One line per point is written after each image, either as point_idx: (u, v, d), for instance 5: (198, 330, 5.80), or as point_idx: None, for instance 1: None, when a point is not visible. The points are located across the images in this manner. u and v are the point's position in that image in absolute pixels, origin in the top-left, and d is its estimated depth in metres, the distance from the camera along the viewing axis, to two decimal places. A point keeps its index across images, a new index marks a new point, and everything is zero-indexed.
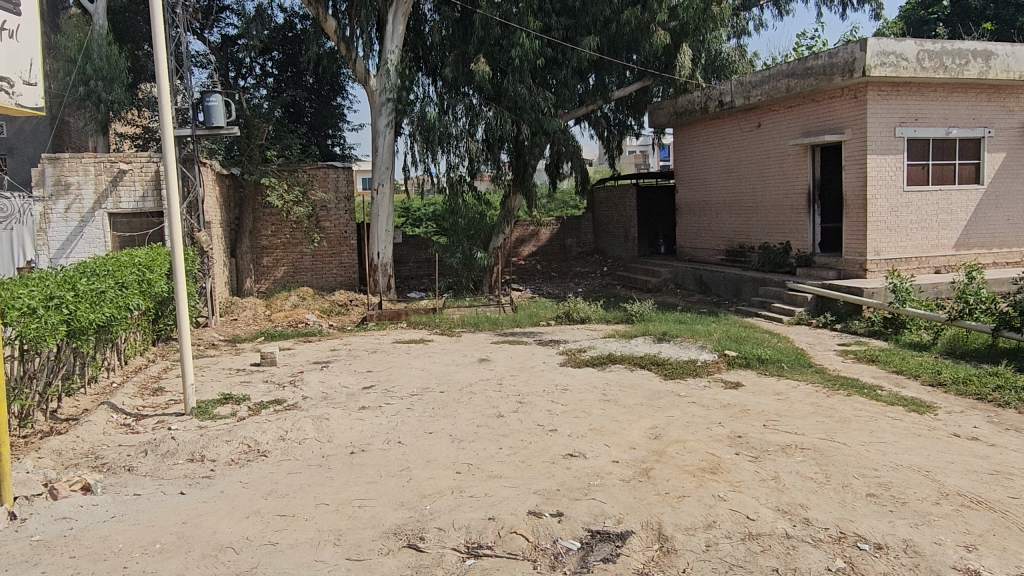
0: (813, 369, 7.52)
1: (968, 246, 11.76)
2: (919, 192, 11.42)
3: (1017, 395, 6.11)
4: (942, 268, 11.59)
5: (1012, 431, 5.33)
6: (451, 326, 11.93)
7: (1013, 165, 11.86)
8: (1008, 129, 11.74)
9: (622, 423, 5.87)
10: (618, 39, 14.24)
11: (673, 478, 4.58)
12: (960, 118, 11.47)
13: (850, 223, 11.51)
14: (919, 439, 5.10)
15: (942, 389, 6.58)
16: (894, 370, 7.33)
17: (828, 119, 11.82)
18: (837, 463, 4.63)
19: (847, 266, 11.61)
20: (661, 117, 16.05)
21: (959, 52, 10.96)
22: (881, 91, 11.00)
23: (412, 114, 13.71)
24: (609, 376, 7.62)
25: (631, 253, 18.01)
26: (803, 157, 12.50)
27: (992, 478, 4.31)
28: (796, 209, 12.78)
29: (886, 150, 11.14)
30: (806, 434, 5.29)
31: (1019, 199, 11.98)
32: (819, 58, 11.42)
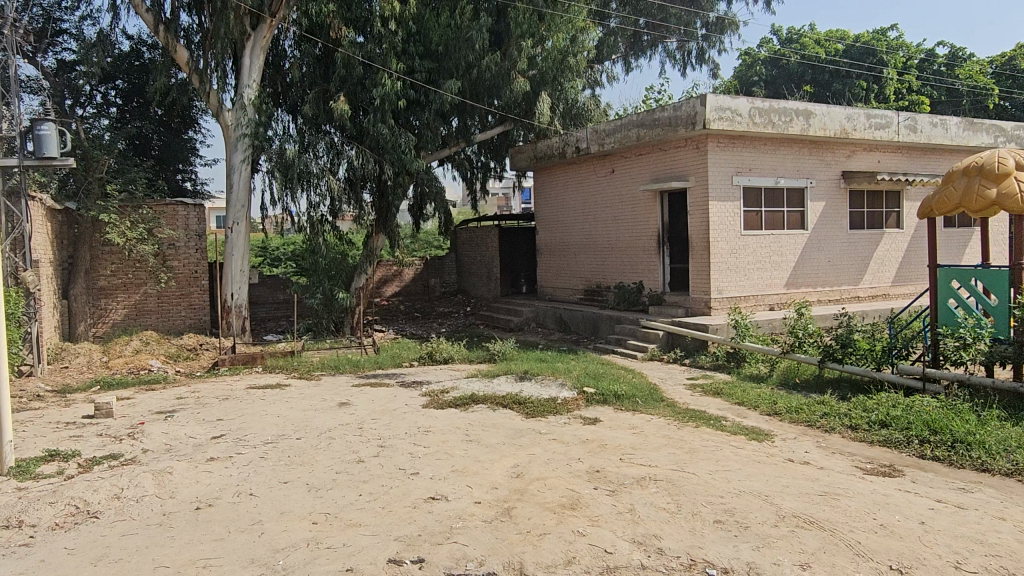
0: (664, 403, 7.86)
1: (797, 286, 12.88)
2: (754, 236, 12.41)
3: (841, 421, 6.69)
4: (775, 305, 12.60)
5: (837, 454, 5.82)
6: (309, 369, 11.49)
7: (831, 212, 13.18)
8: (826, 180, 13.08)
9: (484, 463, 5.85)
10: (480, 84, 14.55)
11: (534, 516, 4.60)
12: (786, 170, 12.65)
13: (695, 264, 12.29)
14: (759, 466, 5.45)
15: (778, 418, 7.09)
16: (737, 402, 7.82)
17: (673, 167, 12.67)
18: (687, 493, 4.83)
19: (694, 304, 12.34)
20: (522, 161, 16.59)
21: (785, 111, 12.14)
22: (719, 143, 11.95)
23: (270, 150, 13.25)
24: (472, 417, 7.59)
25: (494, 293, 18.24)
26: (652, 203, 13.29)
27: (822, 499, 4.66)
28: (647, 250, 13.50)
29: (725, 197, 12.05)
30: (658, 466, 5.51)
31: (838, 243, 13.29)
32: (665, 110, 12.23)
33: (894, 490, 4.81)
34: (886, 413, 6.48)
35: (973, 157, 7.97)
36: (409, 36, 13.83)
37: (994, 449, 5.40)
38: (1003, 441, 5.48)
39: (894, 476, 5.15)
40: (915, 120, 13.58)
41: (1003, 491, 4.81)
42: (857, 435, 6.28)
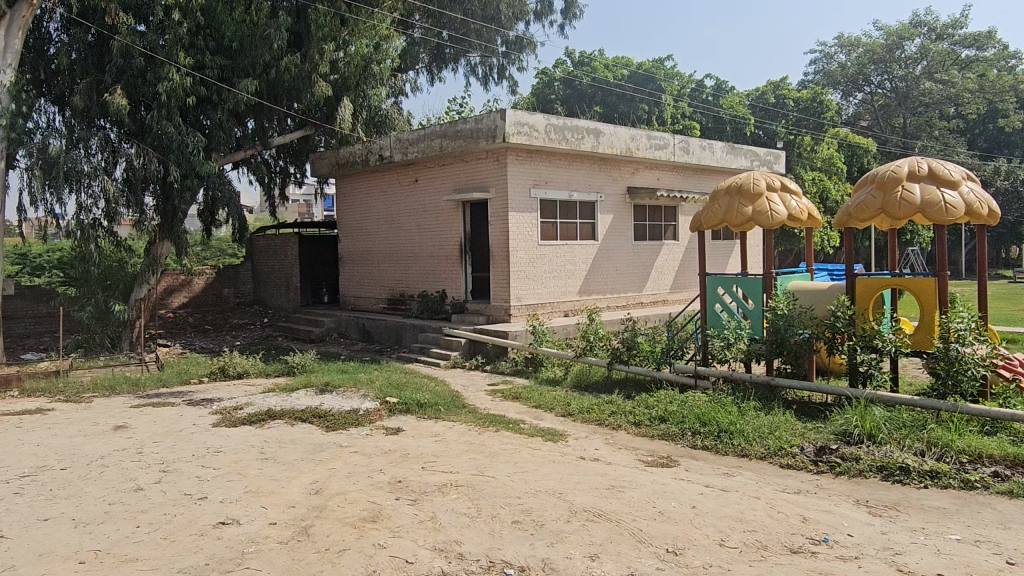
0: (466, 410, 8.00)
1: (589, 293, 13.72)
2: (550, 246, 13.03)
3: (627, 417, 7.22)
4: (569, 312, 13.32)
5: (623, 450, 6.26)
6: (79, 391, 10.24)
7: (618, 225, 14.21)
8: (613, 195, 14.08)
9: (281, 482, 5.58)
10: (278, 85, 13.92)
11: (333, 533, 4.46)
12: (579, 184, 13.44)
13: (495, 273, 12.64)
14: (554, 466, 5.71)
15: (572, 419, 7.49)
16: (534, 405, 8.15)
17: (475, 178, 12.96)
18: (487, 497, 4.94)
19: (494, 311, 12.70)
20: (323, 167, 16.06)
21: (576, 129, 12.90)
22: (517, 156, 12.42)
23: (30, 145, 11.68)
24: (267, 433, 7.20)
25: (294, 303, 17.49)
26: (455, 213, 13.50)
27: (609, 492, 4.98)
28: (451, 259, 13.68)
29: (523, 209, 12.54)
30: (459, 472, 5.59)
31: (624, 253, 14.35)
32: (467, 123, 12.49)
33: (670, 479, 5.27)
34: (664, 408, 7.08)
35: (732, 179, 8.98)
36: (198, 29, 12.87)
37: (751, 436, 6.09)
38: (759, 428, 6.21)
39: (670, 467, 5.65)
40: (688, 143, 15.04)
41: (757, 472, 5.44)
42: (640, 431, 6.81)
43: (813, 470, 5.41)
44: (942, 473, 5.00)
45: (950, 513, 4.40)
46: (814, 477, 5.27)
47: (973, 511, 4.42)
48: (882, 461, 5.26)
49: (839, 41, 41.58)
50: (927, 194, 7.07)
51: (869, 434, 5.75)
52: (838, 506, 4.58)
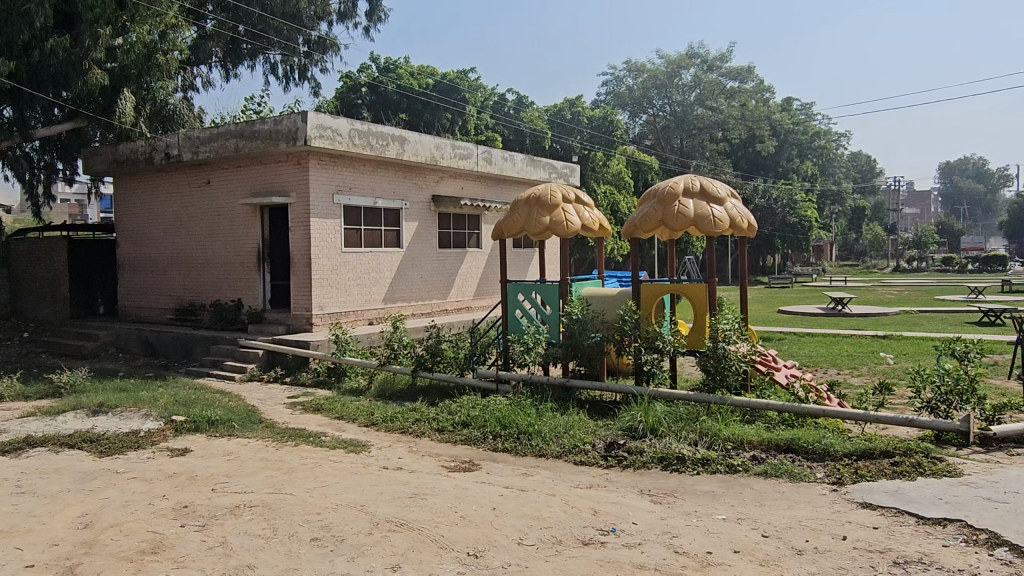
0: (263, 425, 7.58)
1: (393, 301, 13.61)
2: (354, 253, 12.76)
3: (431, 424, 7.23)
4: (374, 320, 13.12)
5: (427, 457, 6.27)
6: None
7: (423, 232, 14.25)
8: (418, 203, 14.10)
9: (41, 518, 4.92)
10: (42, 73, 12.48)
11: (105, 570, 4.01)
12: (383, 191, 13.31)
13: (296, 281, 12.13)
14: (355, 478, 5.58)
15: (375, 429, 7.37)
16: (336, 416, 7.92)
17: (274, 181, 12.36)
18: (283, 515, 4.71)
19: (294, 321, 12.18)
20: (98, 165, 14.42)
21: (381, 135, 12.80)
22: (319, 161, 12.03)
23: None
24: (24, 464, 6.32)
25: (61, 316, 15.58)
26: (251, 218, 12.77)
27: (411, 500, 4.96)
28: (247, 266, 12.92)
29: (325, 215, 12.17)
30: (253, 491, 5.27)
31: (428, 261, 14.41)
32: (265, 123, 11.90)
33: (472, 482, 5.35)
34: (466, 413, 7.19)
35: (530, 190, 9.36)
36: None
37: (548, 436, 6.37)
38: (555, 428, 6.51)
39: (472, 470, 5.74)
40: (491, 154, 15.48)
41: (553, 471, 5.70)
42: (443, 437, 6.86)
43: (603, 465, 5.76)
44: (711, 459, 5.54)
45: (718, 495, 4.90)
46: (604, 471, 5.62)
47: (735, 492, 4.95)
48: (662, 452, 5.73)
49: (626, 65, 45.18)
50: (699, 209, 7.83)
51: (652, 427, 6.23)
52: (624, 496, 4.92)
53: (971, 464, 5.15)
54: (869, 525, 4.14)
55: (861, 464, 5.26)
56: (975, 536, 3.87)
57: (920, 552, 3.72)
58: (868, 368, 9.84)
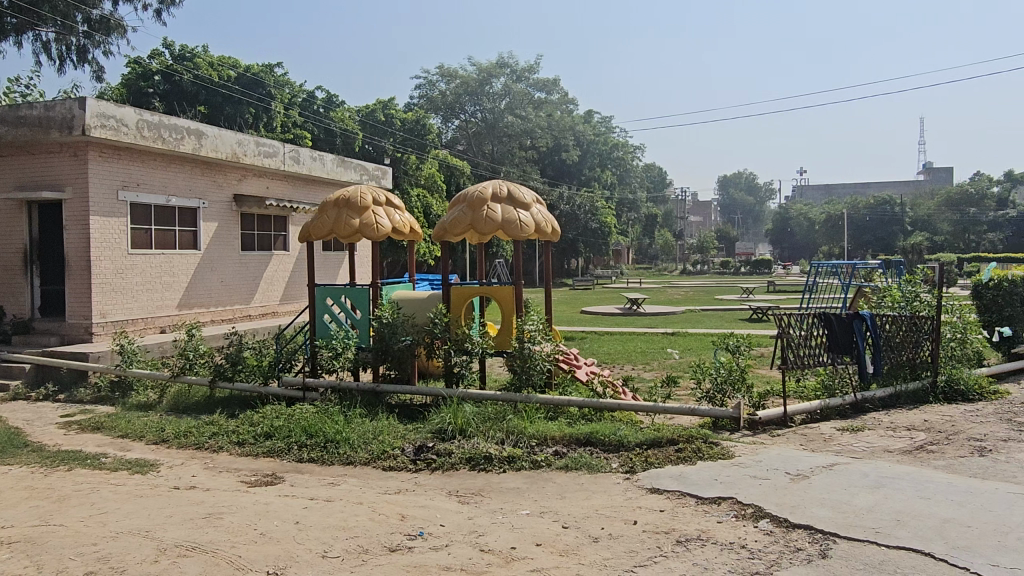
0: (29, 449, 6.69)
1: (189, 306, 12.63)
2: (142, 255, 11.68)
3: (230, 438, 6.79)
4: (167, 328, 12.09)
5: (224, 472, 5.88)
6: None
7: (223, 234, 13.38)
8: (218, 202, 13.22)
9: None
10: None
11: None
12: (178, 188, 12.34)
13: (72, 285, 10.86)
14: (140, 501, 5.09)
15: (165, 446, 6.78)
16: (120, 434, 7.19)
17: (44, 174, 10.99)
18: (51, 550, 4.17)
19: (70, 330, 10.89)
20: None
21: (175, 128, 11.91)
22: (100, 153, 10.88)
23: None
24: None
25: None
26: (16, 214, 11.26)
27: (205, 521, 4.61)
28: (11, 269, 11.37)
29: (108, 213, 11.04)
30: (14, 526, 4.62)
31: (229, 264, 13.55)
32: (33, 108, 10.56)
33: (274, 497, 5.09)
34: (269, 424, 6.83)
35: (339, 191, 9.10)
36: None
37: (356, 443, 6.23)
38: (363, 435, 6.38)
39: (274, 484, 5.46)
40: (298, 152, 14.91)
41: (360, 478, 5.58)
42: (243, 450, 6.46)
43: (412, 469, 5.73)
44: (517, 457, 5.71)
45: (522, 491, 5.06)
46: (413, 475, 5.60)
47: (539, 486, 5.14)
48: (470, 453, 5.81)
49: (438, 70, 45.51)
50: (506, 213, 8.05)
51: (461, 429, 6.30)
52: (432, 499, 4.92)
53: (741, 447, 5.75)
54: (656, 508, 4.47)
55: (650, 452, 5.68)
56: (744, 510, 4.33)
57: (699, 530, 4.09)
58: (658, 363, 10.70)
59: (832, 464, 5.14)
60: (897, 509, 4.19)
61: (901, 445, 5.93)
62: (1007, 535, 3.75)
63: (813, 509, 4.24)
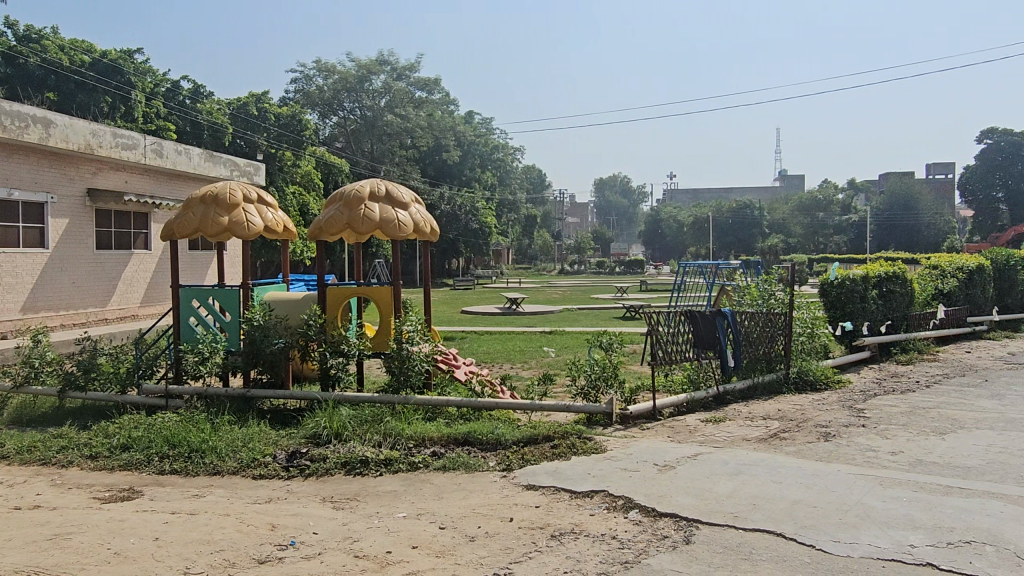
0: None
1: (35, 310, 11.60)
2: None
3: (81, 451, 6.28)
4: (8, 333, 11.04)
5: (74, 489, 5.43)
6: None
7: (75, 231, 12.39)
8: (69, 197, 12.23)
9: None
10: None
11: None
12: (21, 181, 11.31)
13: None
14: None
15: (5, 463, 6.18)
16: None
17: None
18: None
19: None
20: None
21: (18, 115, 10.91)
22: None
23: None
24: None
25: None
26: None
27: (50, 543, 4.24)
28: None
29: None
30: None
31: (82, 264, 12.57)
32: None
33: (130, 512, 4.76)
34: (127, 435, 6.39)
35: (206, 187, 8.64)
36: None
37: (223, 452, 5.93)
38: (232, 443, 6.09)
39: (132, 499, 5.11)
40: (160, 145, 14.05)
41: (228, 488, 5.31)
42: (97, 464, 6.00)
43: (284, 476, 5.52)
44: (394, 459, 5.63)
45: (399, 494, 4.99)
46: (285, 483, 5.40)
47: (416, 488, 5.09)
48: (346, 457, 5.68)
49: (315, 64, 44.12)
50: (383, 212, 7.92)
51: (336, 433, 6.14)
52: (305, 507, 4.77)
53: (613, 441, 5.95)
54: (532, 505, 4.55)
55: (527, 449, 5.77)
56: (615, 502, 4.47)
57: (572, 523, 4.19)
58: (536, 361, 10.90)
59: (696, 454, 5.42)
60: (753, 493, 4.47)
61: (758, 433, 6.34)
62: (848, 513, 4.08)
63: (678, 498, 4.45)
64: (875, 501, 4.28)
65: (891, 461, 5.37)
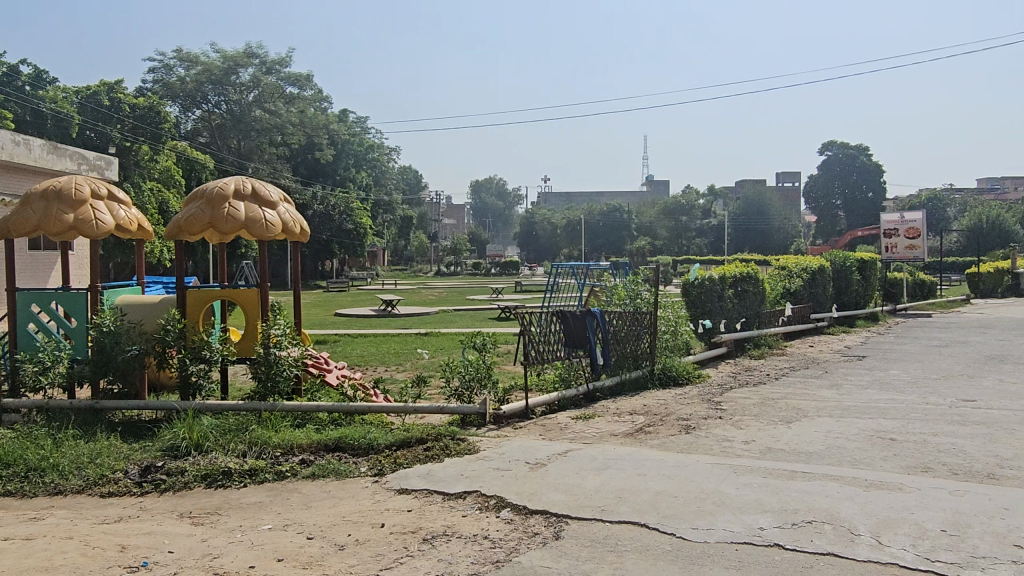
0: None
1: None
2: None
3: None
4: None
5: None
6: None
7: None
8: None
9: None
10: None
11: None
12: None
13: None
14: None
15: None
16: None
17: None
18: None
19: None
20: None
21: None
22: None
23: None
24: None
25: None
26: None
27: None
28: None
29: None
30: None
31: None
32: None
33: None
34: None
35: (48, 181, 7.94)
36: None
37: (67, 469, 5.46)
38: (77, 459, 5.61)
39: None
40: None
41: (72, 510, 4.89)
42: None
43: (137, 492, 5.15)
44: (259, 469, 5.40)
45: (264, 505, 4.79)
46: (137, 501, 5.03)
47: (282, 498, 4.90)
48: (206, 469, 5.38)
49: (176, 53, 41.58)
50: (249, 212, 7.57)
51: (196, 444, 5.81)
52: (160, 524, 4.47)
53: (486, 441, 5.99)
54: (404, 509, 4.49)
55: (399, 453, 5.69)
56: (487, 502, 4.50)
57: (445, 526, 4.17)
58: (410, 364, 10.81)
59: (566, 451, 5.56)
60: (619, 486, 4.64)
61: (624, 428, 6.59)
62: (705, 501, 4.31)
63: (548, 494, 4.53)
64: (730, 488, 4.55)
65: (744, 450, 5.73)
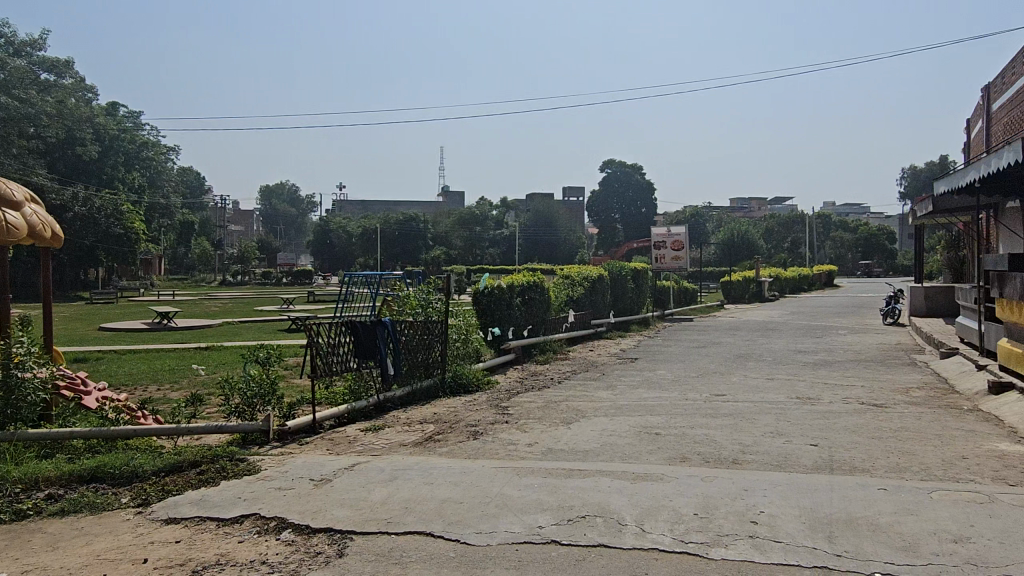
0: None
1: None
2: None
3: None
4: None
5: None
6: None
7: None
8: None
9: None
10: None
11: None
12: None
13: None
14: None
15: None
16: None
17: None
18: None
19: None
20: None
21: None
22: None
23: None
24: None
25: None
26: None
27: None
28: None
29: None
30: None
31: None
32: None
33: None
34: None
35: None
36: None
37: None
38: None
39: None
40: None
41: None
42: None
43: None
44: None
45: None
46: None
47: (22, 541, 4.28)
48: None
49: None
50: None
51: None
52: None
53: (267, 460, 5.68)
54: (171, 540, 4.11)
55: (168, 480, 5.21)
56: (266, 525, 4.26)
57: (219, 554, 3.88)
58: (185, 381, 10.00)
59: (352, 464, 5.43)
60: (405, 497, 4.61)
61: (414, 438, 6.58)
62: (488, 505, 4.42)
63: (332, 511, 4.39)
64: (512, 490, 4.70)
65: (527, 452, 5.97)
